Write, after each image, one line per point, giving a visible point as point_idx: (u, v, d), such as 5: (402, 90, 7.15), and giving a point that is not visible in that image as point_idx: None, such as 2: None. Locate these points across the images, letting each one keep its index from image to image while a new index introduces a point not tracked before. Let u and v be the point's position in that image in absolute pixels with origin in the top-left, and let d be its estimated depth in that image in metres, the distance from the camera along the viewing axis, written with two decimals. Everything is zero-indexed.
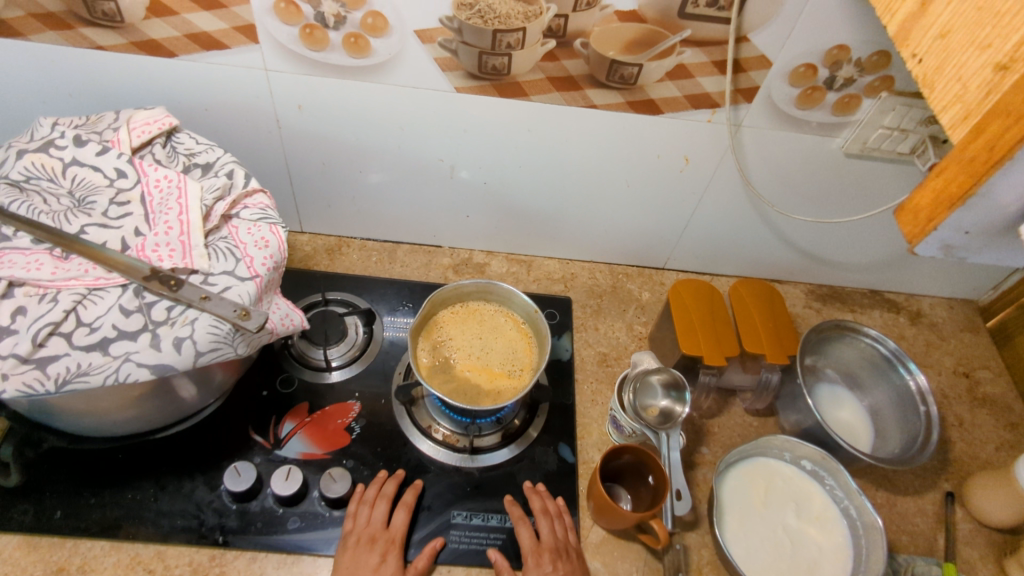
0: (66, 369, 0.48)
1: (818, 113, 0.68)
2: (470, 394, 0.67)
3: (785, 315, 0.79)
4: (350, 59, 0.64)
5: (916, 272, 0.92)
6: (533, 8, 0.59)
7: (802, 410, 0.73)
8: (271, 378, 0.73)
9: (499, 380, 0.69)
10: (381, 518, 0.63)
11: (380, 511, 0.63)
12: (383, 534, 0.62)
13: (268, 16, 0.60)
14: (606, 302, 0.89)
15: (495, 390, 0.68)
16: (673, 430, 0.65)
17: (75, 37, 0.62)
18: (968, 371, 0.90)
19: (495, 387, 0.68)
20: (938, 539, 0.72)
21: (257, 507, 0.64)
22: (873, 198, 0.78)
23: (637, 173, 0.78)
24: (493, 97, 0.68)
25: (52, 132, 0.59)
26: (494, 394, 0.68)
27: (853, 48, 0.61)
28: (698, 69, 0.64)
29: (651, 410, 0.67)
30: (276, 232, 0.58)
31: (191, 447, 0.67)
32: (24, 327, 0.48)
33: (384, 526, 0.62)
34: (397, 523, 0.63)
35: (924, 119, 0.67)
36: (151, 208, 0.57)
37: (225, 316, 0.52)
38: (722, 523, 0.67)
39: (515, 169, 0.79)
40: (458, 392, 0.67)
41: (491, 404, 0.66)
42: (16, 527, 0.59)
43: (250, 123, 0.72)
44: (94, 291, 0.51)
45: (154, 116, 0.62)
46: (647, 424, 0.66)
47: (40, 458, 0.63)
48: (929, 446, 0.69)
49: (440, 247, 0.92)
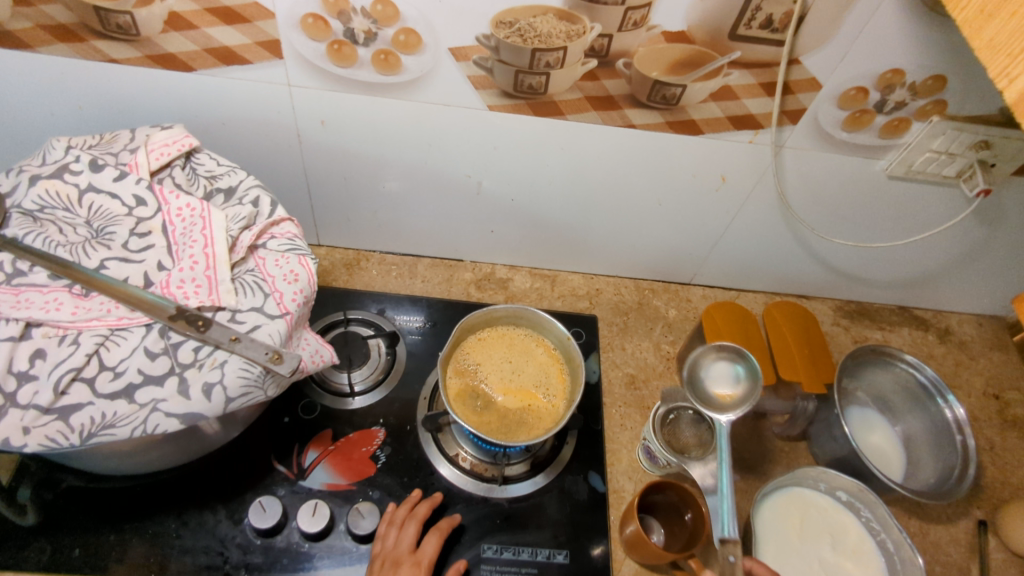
0: (91, 421, 0.45)
1: (864, 136, 0.66)
2: (508, 423, 0.65)
3: (819, 339, 0.77)
4: (378, 76, 0.60)
5: (946, 290, 0.91)
6: (576, 27, 0.55)
7: (837, 439, 0.71)
8: (293, 404, 0.70)
9: (537, 407, 0.67)
10: (409, 540, 0.60)
11: (409, 533, 0.60)
12: (409, 557, 0.59)
13: (293, 31, 0.56)
14: (632, 320, 0.87)
15: (534, 419, 0.66)
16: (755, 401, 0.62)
17: (87, 50, 0.58)
18: (998, 392, 0.88)
19: (532, 416, 0.66)
20: (973, 570, 0.72)
21: (282, 543, 0.62)
22: (912, 220, 0.76)
23: (672, 193, 0.75)
24: (527, 116, 0.65)
25: (67, 155, 0.55)
26: (534, 426, 0.65)
27: (909, 72, 0.59)
28: (744, 91, 0.61)
29: (725, 395, 0.64)
30: (306, 264, 0.55)
31: (212, 478, 0.64)
32: (44, 372, 0.46)
33: (411, 549, 0.60)
34: (427, 548, 0.60)
35: (975, 143, 0.65)
36: (173, 238, 0.54)
37: (257, 359, 0.49)
38: (758, 558, 0.65)
39: (544, 187, 0.76)
40: (493, 419, 0.65)
41: (529, 436, 0.64)
42: (34, 566, 0.57)
43: (270, 139, 0.69)
44: (117, 332, 0.49)
45: (173, 136, 0.58)
46: (724, 410, 0.63)
47: (56, 494, 0.61)
48: (967, 479, 0.68)
49: (461, 261, 0.89)
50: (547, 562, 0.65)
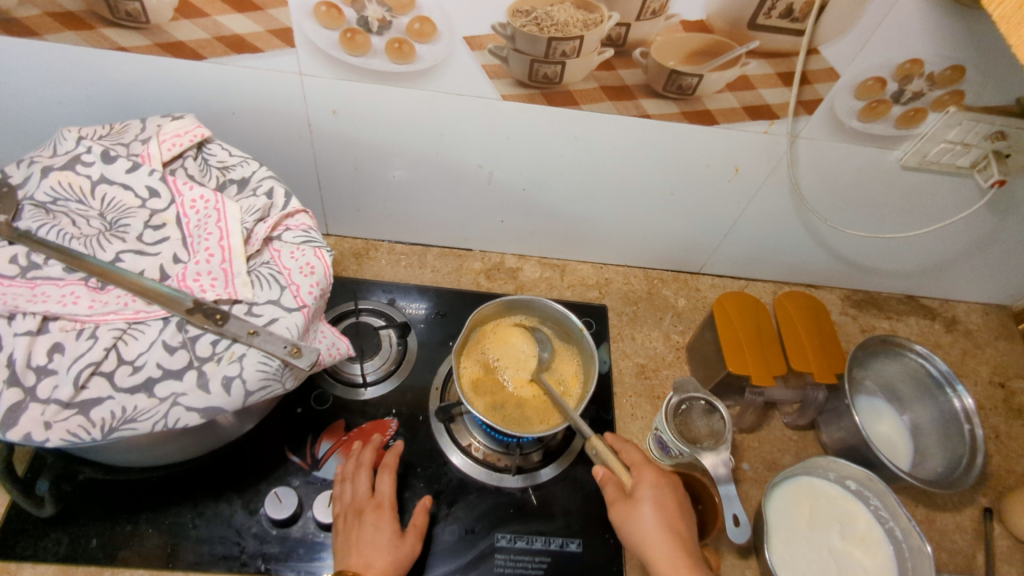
0: (112, 415, 0.45)
1: (880, 126, 0.65)
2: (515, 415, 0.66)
3: (831, 330, 0.78)
4: (391, 65, 0.59)
5: (954, 279, 0.91)
6: (593, 16, 0.54)
7: (847, 428, 0.72)
8: (305, 395, 0.70)
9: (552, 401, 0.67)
10: (366, 486, 0.61)
11: (363, 481, 0.61)
12: (370, 502, 0.60)
13: (306, 19, 0.55)
14: (642, 310, 0.87)
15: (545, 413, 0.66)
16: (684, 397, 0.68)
17: (95, 38, 0.57)
18: (1004, 381, 0.89)
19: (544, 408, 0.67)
20: (978, 557, 0.72)
21: (299, 533, 0.62)
22: (923, 210, 0.76)
23: (684, 183, 0.75)
24: (542, 106, 0.64)
25: (78, 146, 0.54)
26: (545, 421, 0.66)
27: (928, 62, 0.58)
28: (761, 81, 0.60)
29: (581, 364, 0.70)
30: (321, 256, 0.55)
31: (227, 468, 0.65)
32: (63, 367, 0.45)
33: (370, 495, 0.61)
34: (384, 487, 0.61)
35: (991, 134, 0.65)
36: (188, 230, 0.53)
37: (275, 352, 0.49)
38: (768, 547, 0.66)
39: (556, 176, 0.75)
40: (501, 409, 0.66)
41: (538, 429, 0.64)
42: (52, 557, 0.58)
43: (281, 128, 0.68)
44: (134, 325, 0.48)
45: (185, 126, 0.58)
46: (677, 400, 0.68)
47: (72, 486, 0.61)
48: (974, 468, 0.68)
49: (470, 251, 0.89)
50: (561, 551, 0.65)
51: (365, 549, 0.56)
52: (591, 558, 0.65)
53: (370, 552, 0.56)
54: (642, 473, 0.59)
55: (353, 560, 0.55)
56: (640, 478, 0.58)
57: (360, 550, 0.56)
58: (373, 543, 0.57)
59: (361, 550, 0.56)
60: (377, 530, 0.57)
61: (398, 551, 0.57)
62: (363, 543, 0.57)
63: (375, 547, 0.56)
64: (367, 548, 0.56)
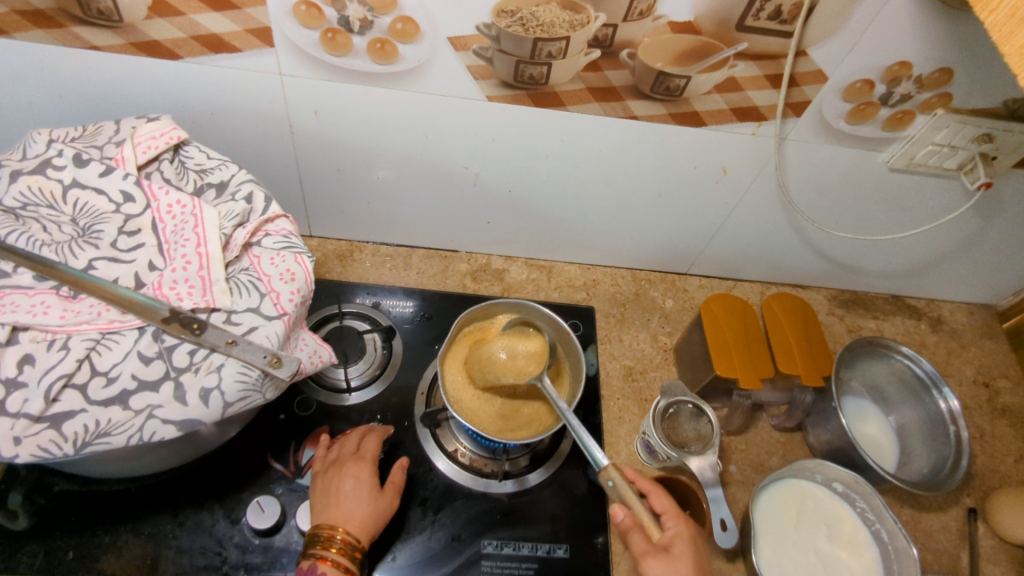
0: (85, 429, 0.44)
1: (867, 129, 0.65)
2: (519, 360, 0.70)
3: (819, 332, 0.77)
4: (374, 66, 0.58)
5: (940, 279, 0.91)
6: (579, 17, 0.53)
7: (833, 430, 0.72)
8: (288, 401, 0.69)
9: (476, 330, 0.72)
10: (350, 446, 0.63)
11: (350, 441, 0.63)
12: (351, 457, 0.61)
13: (286, 18, 0.53)
14: (630, 311, 0.87)
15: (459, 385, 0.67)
16: (671, 397, 0.68)
17: (66, 36, 0.55)
18: (988, 380, 0.90)
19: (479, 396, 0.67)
20: (962, 557, 0.73)
21: (282, 542, 0.61)
22: (908, 211, 0.76)
23: (672, 185, 0.74)
24: (528, 107, 0.63)
25: (49, 149, 0.53)
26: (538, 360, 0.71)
27: (916, 65, 0.57)
28: (749, 83, 0.59)
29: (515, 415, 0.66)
30: (302, 262, 0.54)
31: (208, 476, 0.63)
32: (33, 379, 0.44)
33: (353, 452, 0.62)
34: (368, 446, 0.63)
35: (978, 136, 0.64)
36: (164, 237, 0.52)
37: (255, 362, 0.48)
38: (756, 550, 0.66)
39: (542, 178, 0.74)
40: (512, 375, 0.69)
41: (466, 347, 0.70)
42: (26, 570, 0.56)
43: (261, 129, 0.67)
44: (108, 335, 0.47)
45: (161, 128, 0.56)
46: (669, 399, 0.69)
47: (47, 499, 0.60)
48: (960, 470, 0.68)
49: (456, 252, 0.88)
50: (548, 557, 0.65)
51: (344, 500, 0.57)
52: (578, 565, 0.65)
53: (349, 504, 0.57)
54: (679, 526, 0.55)
55: (332, 512, 0.56)
56: (676, 532, 0.54)
57: (340, 502, 0.57)
58: (353, 494, 0.57)
59: (340, 502, 0.57)
60: (357, 482, 0.58)
61: (377, 504, 0.58)
62: (343, 494, 0.57)
63: (355, 498, 0.57)
64: (347, 500, 0.57)
